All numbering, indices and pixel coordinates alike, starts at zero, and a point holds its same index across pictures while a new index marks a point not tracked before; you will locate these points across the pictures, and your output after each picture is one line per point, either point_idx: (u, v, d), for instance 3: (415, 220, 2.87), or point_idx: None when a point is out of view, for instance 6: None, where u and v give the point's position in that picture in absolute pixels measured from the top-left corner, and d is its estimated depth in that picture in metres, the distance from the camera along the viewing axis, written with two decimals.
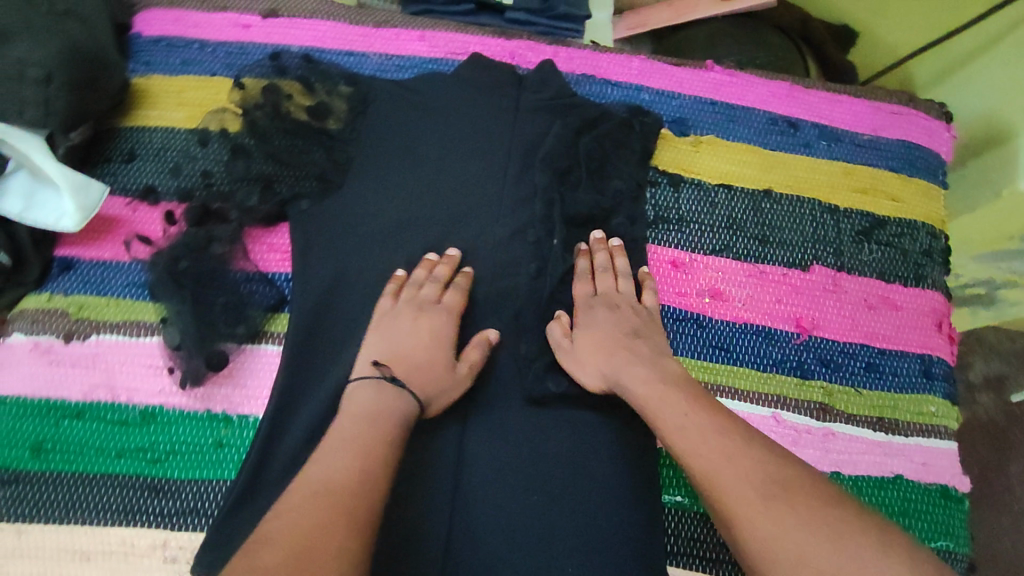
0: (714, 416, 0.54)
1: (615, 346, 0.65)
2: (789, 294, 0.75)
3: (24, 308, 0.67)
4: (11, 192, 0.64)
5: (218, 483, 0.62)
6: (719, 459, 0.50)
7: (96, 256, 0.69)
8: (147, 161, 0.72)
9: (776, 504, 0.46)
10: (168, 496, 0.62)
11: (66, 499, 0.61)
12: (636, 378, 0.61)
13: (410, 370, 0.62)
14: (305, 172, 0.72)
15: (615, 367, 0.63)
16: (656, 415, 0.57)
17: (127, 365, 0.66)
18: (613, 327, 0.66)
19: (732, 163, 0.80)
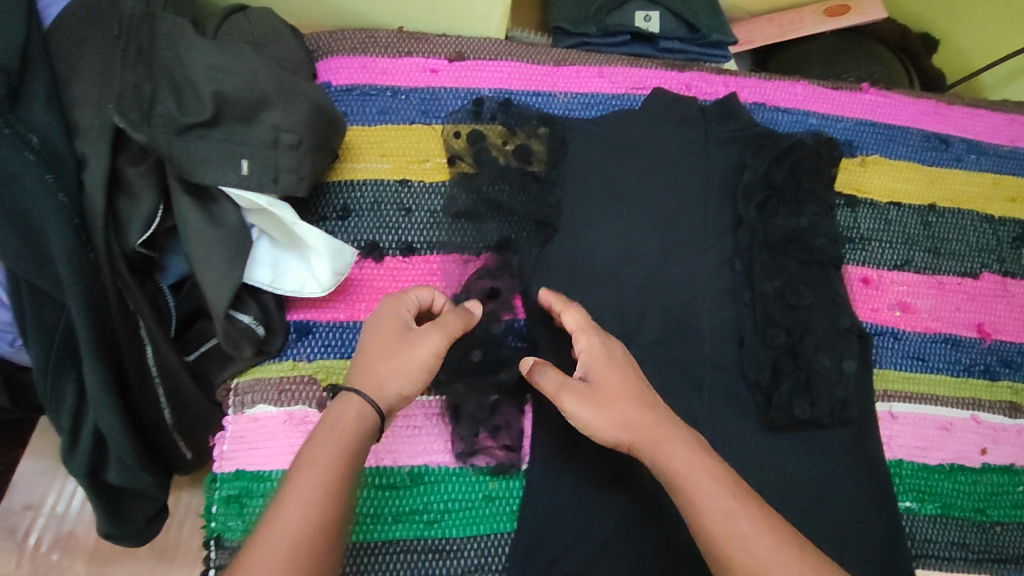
0: (723, 478, 0.56)
1: (612, 393, 0.59)
2: (966, 302, 0.81)
3: (267, 377, 0.66)
4: (260, 261, 0.63)
5: (497, 535, 0.66)
6: (732, 523, 0.54)
7: (332, 318, 0.68)
8: (363, 216, 0.72)
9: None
10: (452, 555, 0.65)
11: (353, 569, 0.64)
12: (645, 432, 0.58)
13: (390, 379, 0.57)
14: (521, 218, 0.73)
15: (610, 418, 0.58)
16: (670, 466, 0.56)
17: (400, 428, 0.67)
18: (607, 368, 0.60)
19: (897, 181, 0.85)
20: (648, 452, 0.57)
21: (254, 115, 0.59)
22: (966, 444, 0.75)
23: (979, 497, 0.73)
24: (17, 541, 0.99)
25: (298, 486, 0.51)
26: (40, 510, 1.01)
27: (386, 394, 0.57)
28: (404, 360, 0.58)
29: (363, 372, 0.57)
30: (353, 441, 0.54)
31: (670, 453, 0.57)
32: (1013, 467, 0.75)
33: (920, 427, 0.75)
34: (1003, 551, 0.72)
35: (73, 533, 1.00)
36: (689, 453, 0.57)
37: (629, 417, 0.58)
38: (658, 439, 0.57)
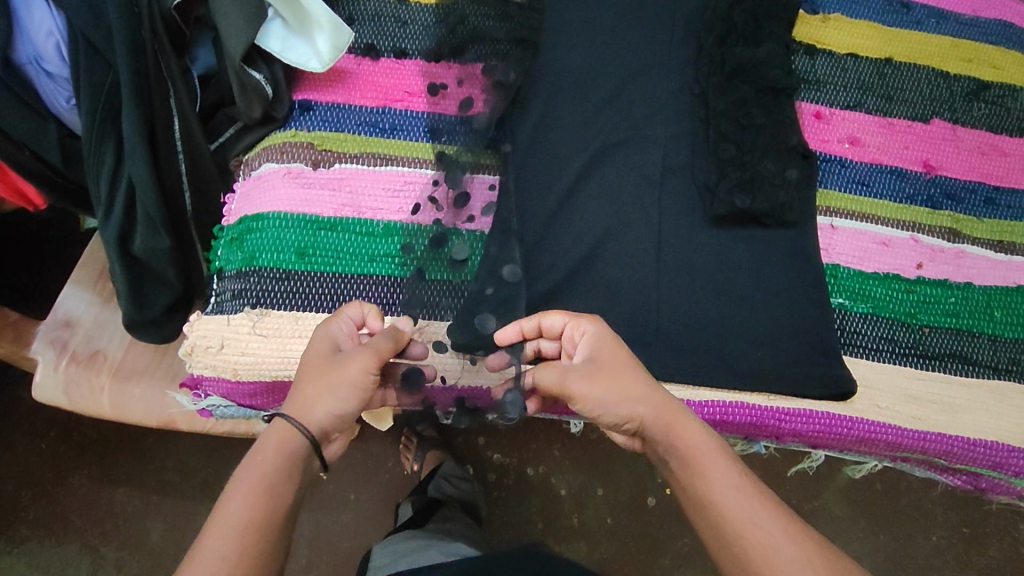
0: (710, 460, 0.59)
1: (616, 369, 0.63)
2: (914, 142, 0.87)
3: (273, 143, 0.77)
4: (272, 34, 0.73)
5: (459, 281, 0.75)
6: (748, 509, 0.57)
7: (330, 100, 0.79)
8: (365, 25, 0.83)
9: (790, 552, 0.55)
10: (419, 292, 0.74)
11: (337, 293, 0.73)
12: (648, 410, 0.61)
13: (320, 399, 0.59)
14: (494, 40, 0.82)
15: (620, 391, 0.61)
16: (675, 445, 0.60)
17: (380, 189, 0.76)
18: (607, 349, 0.64)
19: (856, 37, 0.92)
20: (661, 435, 0.61)
21: None
22: (903, 259, 0.80)
23: (911, 304, 0.78)
24: (51, 354, 0.96)
25: (203, 560, 0.49)
26: (77, 329, 0.99)
27: (325, 415, 0.59)
28: (343, 385, 0.60)
29: (306, 399, 0.59)
30: (292, 455, 0.56)
31: (675, 433, 0.60)
32: (948, 281, 0.80)
33: (859, 240, 0.81)
34: (930, 349, 0.77)
35: (103, 352, 0.98)
36: (693, 432, 0.61)
37: (627, 386, 0.62)
38: (673, 426, 0.60)
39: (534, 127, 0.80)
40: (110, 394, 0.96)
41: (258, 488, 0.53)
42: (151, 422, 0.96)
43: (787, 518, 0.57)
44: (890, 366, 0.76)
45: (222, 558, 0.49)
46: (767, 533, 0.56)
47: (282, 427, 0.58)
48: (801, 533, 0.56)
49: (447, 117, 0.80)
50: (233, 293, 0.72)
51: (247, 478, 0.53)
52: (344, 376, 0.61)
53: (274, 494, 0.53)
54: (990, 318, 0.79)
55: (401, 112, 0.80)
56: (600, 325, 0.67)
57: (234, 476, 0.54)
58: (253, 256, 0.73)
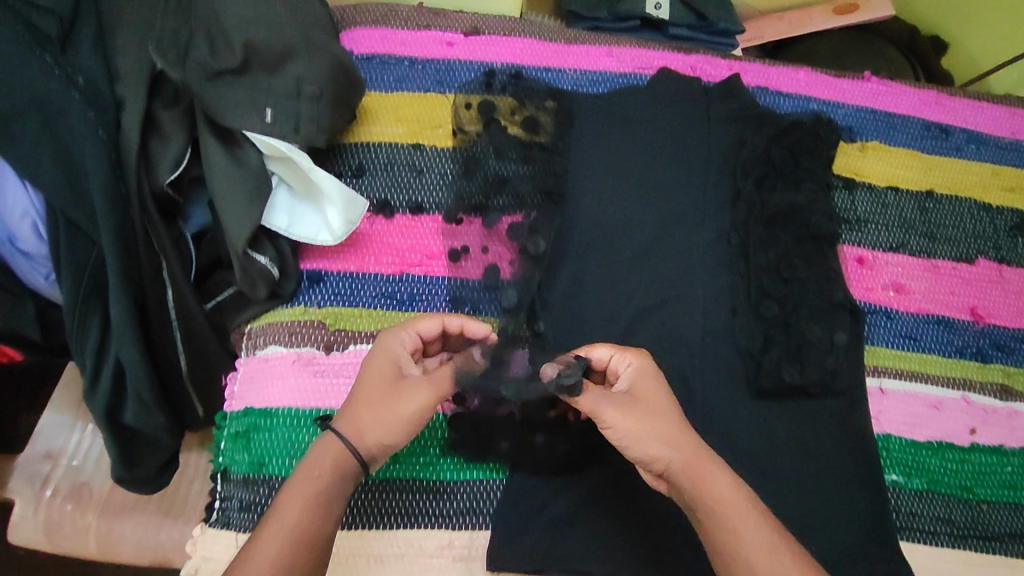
0: (744, 506, 0.57)
1: (652, 407, 0.60)
2: (960, 286, 0.83)
3: (279, 320, 0.69)
4: (278, 207, 0.66)
5: (491, 480, 0.67)
6: (779, 572, 0.54)
7: (342, 269, 0.71)
8: (377, 175, 0.75)
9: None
10: (446, 497, 0.66)
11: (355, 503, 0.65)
12: (675, 454, 0.58)
13: (376, 428, 0.57)
14: (519, 193, 0.76)
15: (651, 430, 0.59)
16: (702, 491, 0.57)
17: None
18: (649, 385, 0.62)
19: (895, 168, 0.87)
20: (687, 483, 0.57)
21: (280, 66, 0.62)
22: (956, 423, 0.76)
23: (966, 475, 0.75)
24: (35, 491, 0.89)
25: None
26: (60, 460, 0.92)
27: (385, 442, 0.58)
28: (403, 412, 0.58)
29: (360, 423, 0.58)
30: (337, 478, 0.56)
31: (700, 478, 0.58)
32: (1002, 447, 0.76)
33: (910, 404, 0.76)
34: (988, 529, 0.73)
35: (89, 484, 0.90)
36: (721, 479, 0.58)
37: (659, 425, 0.59)
38: (704, 471, 0.58)
39: (565, 289, 0.74)
40: (96, 533, 0.88)
41: (302, 518, 0.53)
42: (143, 561, 0.88)
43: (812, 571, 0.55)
44: (948, 548, 0.72)
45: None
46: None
47: (336, 451, 0.57)
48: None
49: (471, 282, 0.73)
50: (240, 504, 0.65)
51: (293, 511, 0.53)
52: (408, 401, 0.58)
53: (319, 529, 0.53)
54: None
55: (420, 278, 0.73)
56: (649, 361, 0.64)
57: (283, 490, 0.55)
58: (263, 458, 0.66)
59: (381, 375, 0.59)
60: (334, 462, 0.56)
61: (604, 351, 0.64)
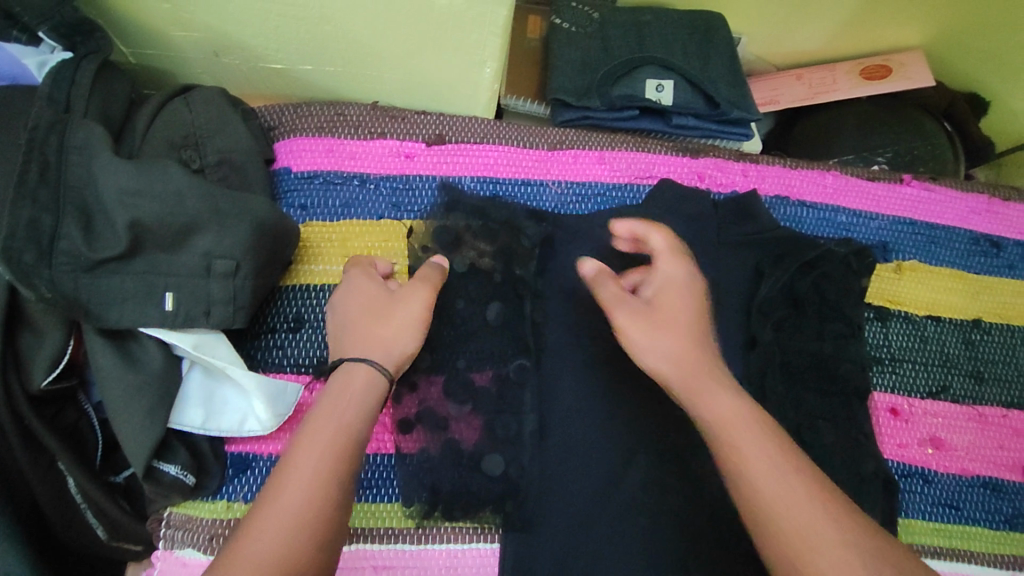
0: (775, 447, 0.49)
1: (678, 290, 0.57)
2: (1011, 439, 0.70)
3: (199, 517, 0.57)
4: (189, 400, 0.54)
5: None
6: (808, 507, 0.46)
7: (274, 451, 0.58)
8: (317, 329, 0.63)
9: (806, 518, 0.46)
10: None
11: None
12: (668, 272, 0.59)
13: (380, 333, 0.55)
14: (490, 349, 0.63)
15: (659, 337, 0.55)
16: (664, 292, 0.58)
17: None
18: (670, 273, 0.58)
19: (938, 292, 0.74)
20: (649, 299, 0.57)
21: (181, 241, 0.50)
22: None
23: None
24: None
25: (259, 530, 0.45)
26: None
27: (394, 354, 0.54)
28: (394, 322, 0.55)
29: (358, 329, 0.55)
30: (357, 400, 0.51)
31: (670, 291, 0.58)
32: None
33: None
34: None
35: None
36: (687, 288, 0.58)
37: (669, 320, 0.56)
38: (677, 298, 0.57)
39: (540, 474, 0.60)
40: None
41: (326, 461, 0.48)
42: None
43: (825, 492, 0.48)
44: None
45: (272, 549, 0.44)
46: (789, 505, 0.47)
47: (362, 374, 0.52)
48: (830, 506, 0.47)
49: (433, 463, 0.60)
50: None
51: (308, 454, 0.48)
52: (398, 313, 0.56)
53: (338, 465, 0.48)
54: None
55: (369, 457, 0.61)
56: (694, 266, 0.60)
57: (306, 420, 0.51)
58: None
59: (369, 293, 0.58)
60: (357, 389, 0.52)
61: (655, 231, 0.60)
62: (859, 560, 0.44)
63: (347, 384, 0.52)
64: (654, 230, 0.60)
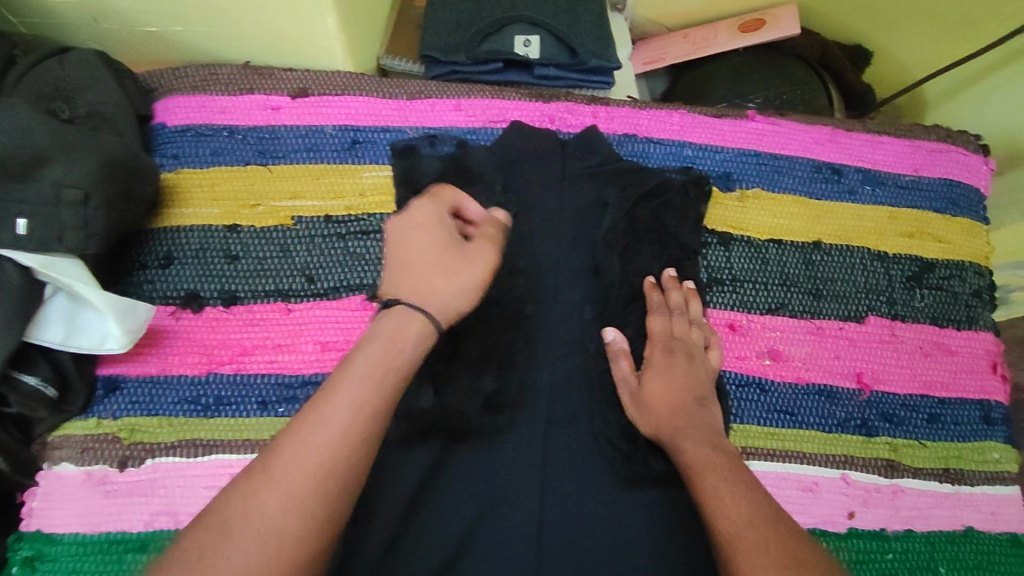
0: (697, 433, 0.60)
1: (663, 376, 0.65)
2: (847, 349, 0.75)
3: (73, 434, 0.65)
4: (51, 320, 0.61)
5: None
6: (725, 488, 0.53)
7: (141, 373, 0.66)
8: (185, 264, 0.70)
9: (733, 497, 0.52)
10: None
11: None
12: (657, 361, 0.66)
13: (435, 279, 0.52)
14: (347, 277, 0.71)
15: (644, 415, 0.64)
16: (644, 400, 0.64)
17: (200, 487, 0.64)
18: (663, 348, 0.67)
19: (778, 217, 0.79)
20: (671, 435, 0.61)
21: (33, 172, 0.58)
22: (832, 507, 0.70)
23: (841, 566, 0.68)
24: None
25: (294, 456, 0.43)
26: None
27: (445, 311, 0.51)
28: (460, 285, 0.52)
29: (397, 269, 0.53)
30: (400, 341, 0.48)
31: (658, 381, 0.65)
32: (883, 532, 0.70)
33: (780, 488, 0.70)
34: None
35: None
36: (672, 360, 0.66)
37: (675, 372, 0.65)
38: (696, 411, 0.62)
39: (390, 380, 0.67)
40: None
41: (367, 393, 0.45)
42: None
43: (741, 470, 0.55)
44: None
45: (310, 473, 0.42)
46: (719, 482, 0.53)
47: (401, 310, 0.50)
48: (739, 481, 0.53)
49: (285, 379, 0.67)
50: None
51: (352, 384, 0.46)
52: (464, 277, 0.53)
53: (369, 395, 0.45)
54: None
55: (229, 377, 0.67)
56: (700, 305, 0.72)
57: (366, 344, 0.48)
58: None
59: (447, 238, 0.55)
60: (399, 325, 0.49)
61: (660, 312, 0.69)
62: (755, 508, 0.50)
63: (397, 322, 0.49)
64: (659, 307, 0.69)
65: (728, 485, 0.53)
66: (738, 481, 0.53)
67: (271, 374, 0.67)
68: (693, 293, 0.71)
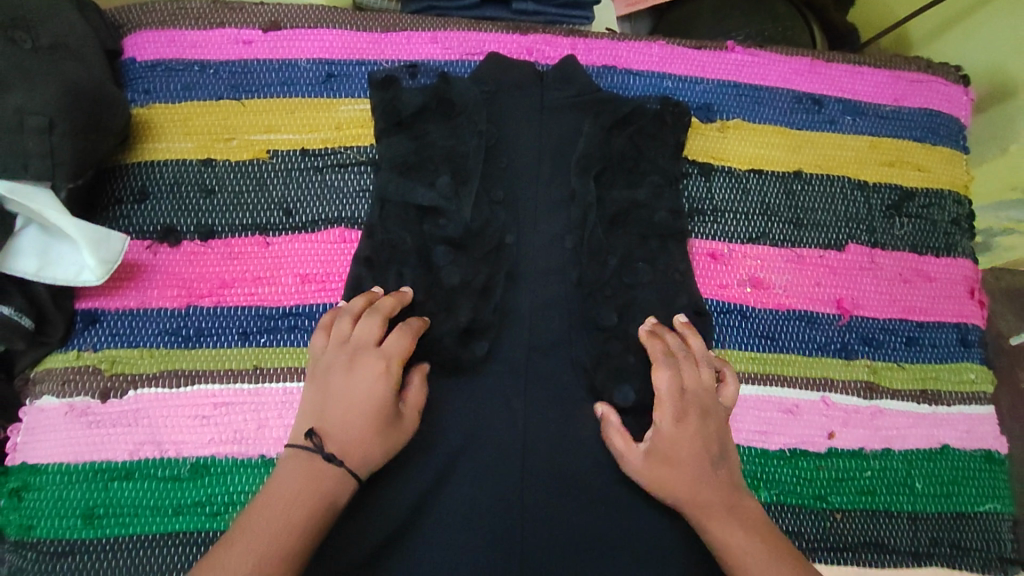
0: (723, 506, 0.58)
1: (681, 449, 0.60)
2: (827, 276, 0.75)
3: (53, 367, 0.64)
4: (23, 250, 0.59)
5: None
6: (756, 566, 0.55)
7: (120, 306, 0.66)
8: (161, 199, 0.69)
9: (750, 560, 0.55)
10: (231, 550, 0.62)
11: (126, 563, 0.60)
12: (667, 421, 0.61)
13: (360, 445, 0.56)
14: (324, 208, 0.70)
15: (665, 483, 0.59)
16: (661, 452, 0.60)
17: (184, 416, 0.64)
18: (677, 407, 0.61)
19: (759, 147, 0.78)
20: (696, 517, 0.58)
21: None
22: (812, 428, 0.71)
23: (821, 484, 0.70)
24: None
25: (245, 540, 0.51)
26: None
27: (369, 464, 0.56)
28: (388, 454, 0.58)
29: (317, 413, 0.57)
30: (320, 479, 0.54)
31: (676, 440, 0.60)
32: (862, 451, 0.71)
33: (762, 411, 0.70)
34: (841, 540, 0.69)
35: None
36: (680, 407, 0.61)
37: (692, 443, 0.60)
38: (716, 485, 0.59)
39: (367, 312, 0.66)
40: None
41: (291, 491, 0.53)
42: None
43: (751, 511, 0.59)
44: None
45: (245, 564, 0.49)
46: (729, 528, 0.57)
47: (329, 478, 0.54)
48: (754, 532, 0.57)
49: (267, 310, 0.67)
50: (10, 570, 0.60)
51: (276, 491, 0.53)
52: (391, 443, 0.58)
53: (306, 500, 0.53)
54: (907, 491, 0.71)
55: (209, 310, 0.66)
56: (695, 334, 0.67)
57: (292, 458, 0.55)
58: (34, 520, 0.61)
59: (373, 406, 0.57)
60: (320, 480, 0.54)
61: (666, 364, 0.62)
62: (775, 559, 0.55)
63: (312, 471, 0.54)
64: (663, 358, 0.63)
65: (776, 569, 0.55)
66: (758, 538, 0.57)
67: (252, 306, 0.67)
68: (689, 328, 0.67)
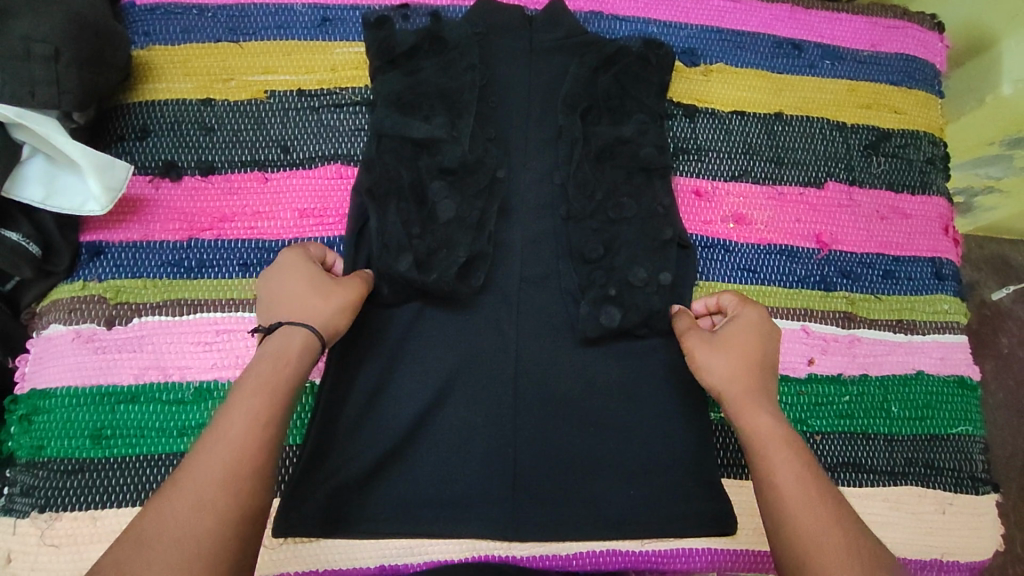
0: (765, 399, 0.58)
1: (743, 339, 0.61)
2: (807, 212, 0.78)
3: (59, 297, 0.66)
4: (30, 178, 0.61)
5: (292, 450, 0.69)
6: (799, 484, 0.52)
7: (124, 238, 0.68)
8: (162, 136, 0.71)
9: (792, 480, 0.53)
10: None
11: (134, 481, 0.63)
12: (744, 316, 0.63)
13: (304, 303, 0.56)
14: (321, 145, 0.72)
15: (711, 358, 0.60)
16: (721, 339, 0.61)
17: (187, 342, 0.66)
18: (745, 319, 0.63)
19: (742, 90, 0.81)
20: (734, 405, 0.58)
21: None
22: (793, 355, 0.74)
23: (802, 408, 0.73)
24: None
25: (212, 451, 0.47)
26: None
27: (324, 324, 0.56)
28: (333, 302, 0.56)
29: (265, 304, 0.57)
30: (283, 369, 0.51)
31: (747, 334, 0.62)
32: (841, 377, 0.74)
33: None
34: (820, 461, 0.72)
35: None
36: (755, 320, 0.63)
37: (755, 344, 0.61)
38: (763, 392, 0.58)
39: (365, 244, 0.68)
40: None
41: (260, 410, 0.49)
42: None
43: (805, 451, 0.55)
44: None
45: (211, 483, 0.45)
46: (779, 446, 0.55)
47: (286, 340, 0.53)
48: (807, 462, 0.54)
49: (266, 243, 0.69)
50: (23, 489, 0.63)
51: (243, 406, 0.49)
52: (334, 294, 0.57)
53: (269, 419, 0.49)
54: (883, 414, 0.74)
55: (210, 243, 0.69)
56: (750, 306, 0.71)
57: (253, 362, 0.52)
58: (45, 442, 0.63)
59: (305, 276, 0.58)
60: (281, 363, 0.52)
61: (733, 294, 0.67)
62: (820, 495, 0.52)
63: (277, 355, 0.52)
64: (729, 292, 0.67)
65: (800, 469, 0.53)
66: (812, 469, 0.54)
67: (252, 238, 0.69)
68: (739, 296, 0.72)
